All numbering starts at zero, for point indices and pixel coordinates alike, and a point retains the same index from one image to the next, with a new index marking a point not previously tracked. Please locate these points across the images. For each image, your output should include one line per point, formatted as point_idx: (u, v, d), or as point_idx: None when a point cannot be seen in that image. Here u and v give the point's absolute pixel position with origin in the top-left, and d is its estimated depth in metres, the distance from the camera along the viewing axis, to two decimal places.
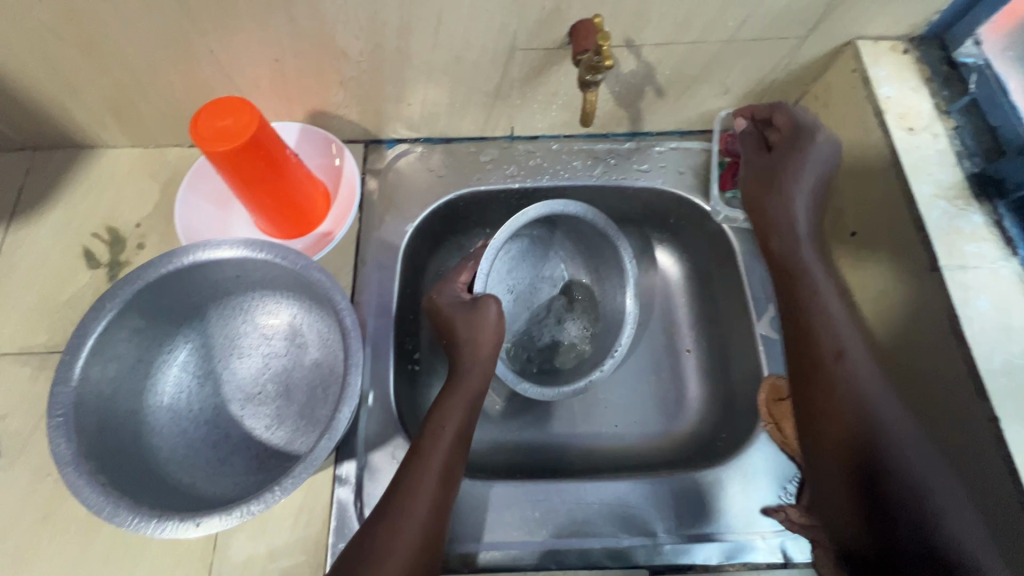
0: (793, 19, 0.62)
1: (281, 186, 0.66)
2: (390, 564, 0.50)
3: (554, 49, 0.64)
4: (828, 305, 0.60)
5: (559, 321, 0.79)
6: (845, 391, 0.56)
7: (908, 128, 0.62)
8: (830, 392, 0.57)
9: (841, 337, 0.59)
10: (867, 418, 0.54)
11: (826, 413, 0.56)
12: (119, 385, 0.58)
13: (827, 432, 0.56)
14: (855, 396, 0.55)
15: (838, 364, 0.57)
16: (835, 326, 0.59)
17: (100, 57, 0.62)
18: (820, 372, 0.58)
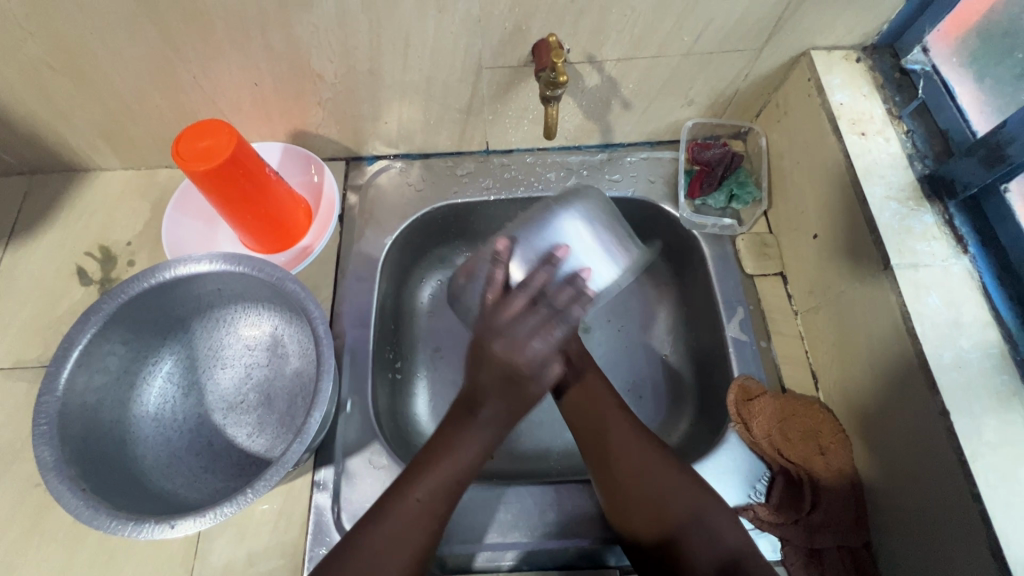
0: (746, 32, 0.65)
1: (261, 203, 0.69)
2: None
3: (519, 67, 0.67)
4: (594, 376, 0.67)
5: None
6: (627, 443, 0.61)
7: (861, 133, 0.64)
8: (614, 440, 0.61)
9: (603, 395, 0.65)
10: (653, 473, 0.59)
11: (599, 458, 0.61)
12: (104, 395, 0.61)
13: (614, 473, 0.60)
14: (639, 455, 0.60)
15: (613, 418, 0.63)
16: (600, 397, 0.65)
17: (91, 85, 0.66)
18: (603, 434, 0.62)
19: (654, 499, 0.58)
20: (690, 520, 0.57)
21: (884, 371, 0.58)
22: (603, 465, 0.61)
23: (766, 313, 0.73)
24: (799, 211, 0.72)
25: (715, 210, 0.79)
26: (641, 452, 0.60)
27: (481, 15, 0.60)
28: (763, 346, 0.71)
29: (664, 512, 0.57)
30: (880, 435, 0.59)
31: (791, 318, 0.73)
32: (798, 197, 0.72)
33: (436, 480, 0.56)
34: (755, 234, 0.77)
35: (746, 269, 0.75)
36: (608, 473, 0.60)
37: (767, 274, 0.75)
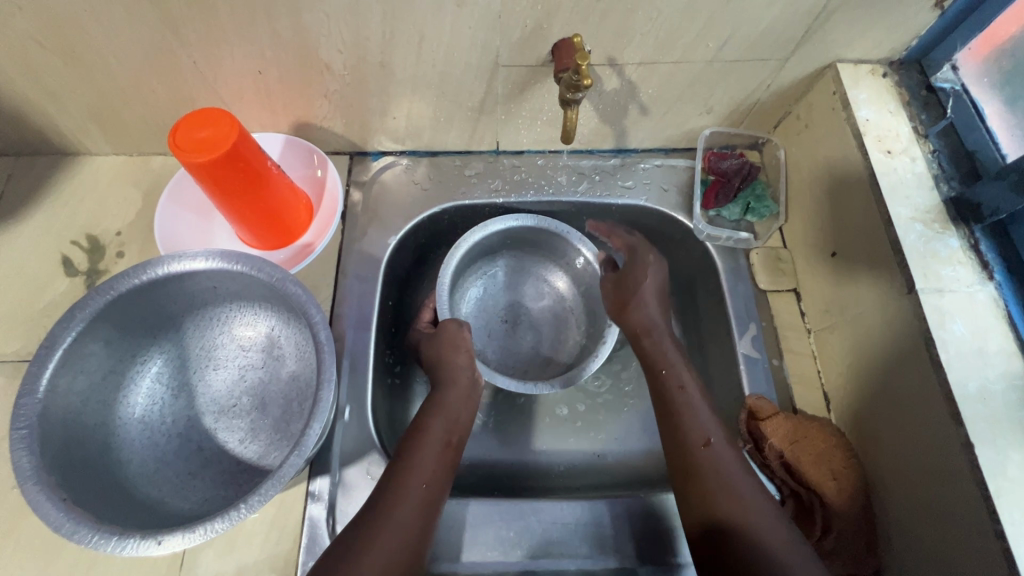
0: (774, 41, 0.63)
1: (260, 198, 0.66)
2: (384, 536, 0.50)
3: (537, 67, 0.65)
4: (692, 405, 0.62)
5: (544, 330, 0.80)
6: (725, 483, 0.56)
7: (887, 151, 0.62)
8: (707, 476, 0.57)
9: (705, 426, 0.61)
10: (750, 517, 0.54)
11: (694, 497, 0.57)
12: (88, 396, 0.57)
13: (709, 514, 0.55)
14: (738, 496, 0.55)
15: (707, 454, 0.58)
16: (697, 428, 0.60)
17: (82, 66, 0.62)
18: (695, 469, 0.58)
19: (754, 548, 0.51)
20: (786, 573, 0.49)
21: (903, 398, 0.57)
22: (700, 505, 0.56)
23: (778, 329, 0.71)
24: (816, 227, 0.71)
25: (729, 222, 0.77)
26: (739, 493, 0.55)
27: (502, 11, 0.57)
28: (774, 364, 0.69)
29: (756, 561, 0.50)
30: (896, 463, 0.57)
31: (804, 336, 0.71)
32: (816, 213, 0.71)
33: (423, 458, 0.57)
34: (769, 248, 0.76)
35: (760, 284, 0.73)
36: (705, 514, 0.55)
37: (781, 290, 0.73)
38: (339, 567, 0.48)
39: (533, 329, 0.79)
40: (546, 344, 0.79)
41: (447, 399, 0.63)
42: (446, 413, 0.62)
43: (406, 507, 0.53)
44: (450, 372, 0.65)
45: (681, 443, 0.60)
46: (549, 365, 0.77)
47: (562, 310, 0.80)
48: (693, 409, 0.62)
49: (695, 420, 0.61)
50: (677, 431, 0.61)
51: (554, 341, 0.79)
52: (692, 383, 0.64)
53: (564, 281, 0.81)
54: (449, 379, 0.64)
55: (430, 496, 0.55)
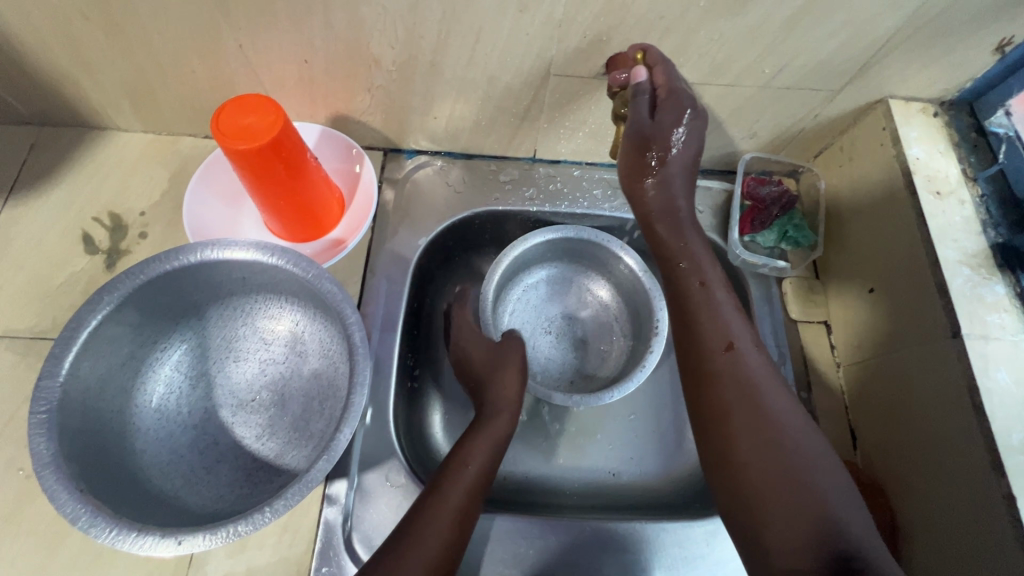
0: (830, 71, 0.62)
1: (296, 189, 0.64)
2: (413, 556, 0.49)
3: (589, 78, 0.64)
4: (718, 309, 0.59)
5: (587, 343, 0.81)
6: (749, 393, 0.53)
7: (936, 193, 0.61)
8: (729, 387, 0.54)
9: (730, 329, 0.57)
10: (775, 429, 0.51)
11: (714, 407, 0.54)
12: (108, 382, 0.55)
13: (727, 428, 0.53)
14: (763, 407, 0.52)
15: (730, 358, 0.56)
16: (721, 333, 0.57)
17: (123, 40, 0.60)
18: (715, 374, 0.55)
19: (775, 461, 0.49)
20: (809, 495, 0.47)
21: (939, 444, 0.56)
22: (718, 419, 0.54)
23: (808, 361, 0.71)
24: (854, 262, 0.70)
25: (762, 248, 0.76)
26: (765, 406, 0.52)
27: (563, 21, 0.56)
28: (802, 397, 0.69)
29: (775, 479, 0.48)
30: (927, 509, 0.57)
31: (833, 369, 0.70)
32: (854, 247, 0.70)
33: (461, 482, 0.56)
34: (803, 278, 0.75)
35: (791, 314, 0.73)
36: (723, 427, 0.53)
37: (812, 322, 0.73)
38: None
39: (575, 340, 0.81)
40: (586, 358, 0.80)
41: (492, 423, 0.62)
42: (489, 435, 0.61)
43: (436, 524, 0.52)
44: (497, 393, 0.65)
45: (699, 347, 0.58)
46: (587, 379, 0.79)
47: (608, 321, 0.82)
48: (720, 315, 0.58)
49: (721, 325, 0.58)
50: (694, 337, 0.58)
51: (595, 355, 0.80)
52: (713, 278, 0.61)
53: (607, 292, 0.83)
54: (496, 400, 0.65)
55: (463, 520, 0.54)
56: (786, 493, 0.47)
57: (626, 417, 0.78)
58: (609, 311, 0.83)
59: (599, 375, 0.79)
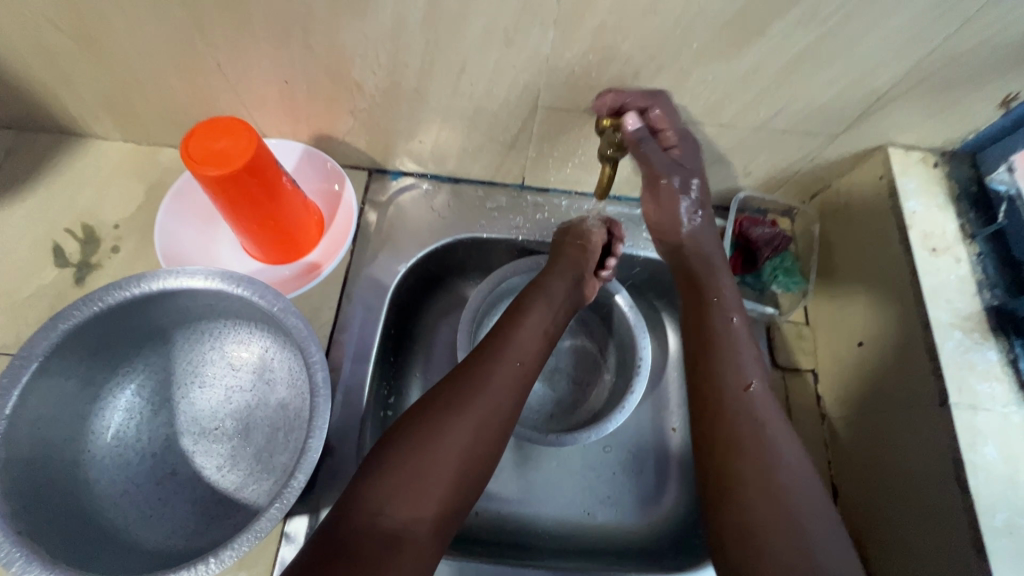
0: (829, 117, 0.60)
1: (271, 213, 0.62)
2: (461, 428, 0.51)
3: (578, 113, 0.62)
4: (736, 349, 0.58)
5: (569, 378, 0.79)
6: (760, 436, 0.52)
7: (932, 250, 0.59)
8: (738, 426, 0.53)
9: (743, 371, 0.56)
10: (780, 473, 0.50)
11: (721, 442, 0.53)
12: (59, 411, 0.53)
13: (732, 466, 0.51)
14: (773, 452, 0.51)
15: (747, 399, 0.55)
16: (736, 378, 0.56)
17: (98, 53, 0.58)
18: (728, 414, 0.54)
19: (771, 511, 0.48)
20: (801, 545, 0.46)
21: (917, 512, 0.54)
22: (725, 454, 0.52)
23: (792, 412, 0.68)
24: (845, 313, 0.68)
25: (752, 290, 0.74)
26: (780, 452, 0.51)
27: (551, 56, 0.54)
28: None
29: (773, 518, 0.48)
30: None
31: (818, 422, 0.68)
32: (848, 298, 0.68)
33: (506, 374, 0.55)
34: (792, 324, 0.73)
35: (778, 360, 0.71)
36: (729, 469, 0.51)
37: (799, 370, 0.70)
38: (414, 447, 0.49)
39: (557, 374, 0.79)
40: (569, 393, 0.78)
41: (512, 351, 0.57)
42: (497, 388, 0.54)
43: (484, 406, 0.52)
44: (506, 343, 0.58)
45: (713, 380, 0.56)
46: (566, 414, 0.77)
47: (592, 356, 0.80)
48: (734, 356, 0.58)
49: (734, 366, 0.57)
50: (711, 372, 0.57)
51: (577, 390, 0.78)
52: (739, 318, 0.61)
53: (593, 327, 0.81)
54: (500, 349, 0.57)
55: (460, 473, 0.50)
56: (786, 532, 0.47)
57: (599, 449, 0.76)
58: (598, 346, 0.81)
59: (580, 413, 0.77)
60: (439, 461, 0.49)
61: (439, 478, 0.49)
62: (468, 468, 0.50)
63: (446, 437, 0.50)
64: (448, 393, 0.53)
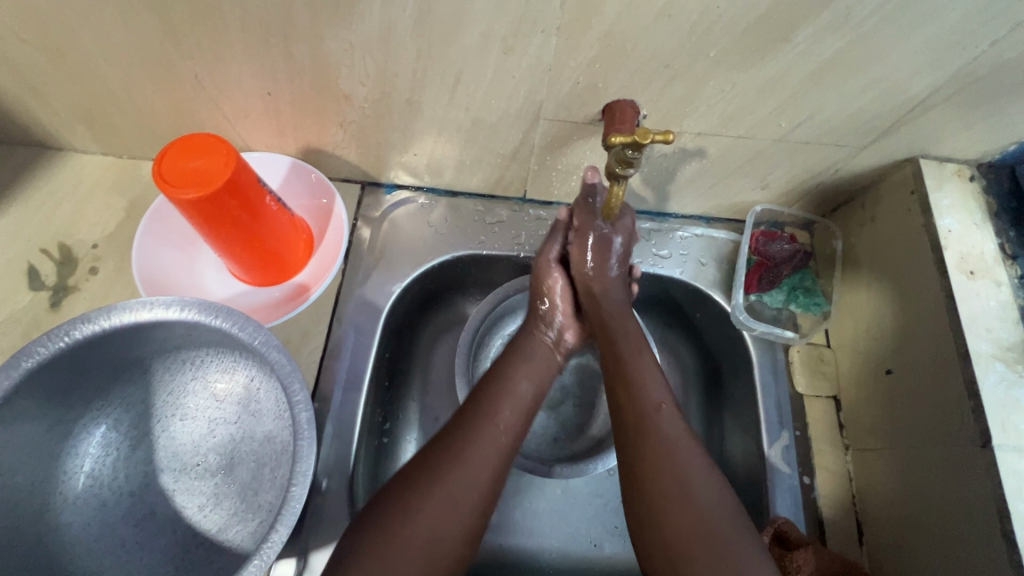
0: (856, 128, 0.55)
1: (254, 235, 0.58)
2: (436, 504, 0.48)
3: (583, 124, 0.57)
4: (674, 439, 0.51)
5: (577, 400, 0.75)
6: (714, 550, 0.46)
7: (969, 273, 0.55)
8: (686, 529, 0.47)
9: (692, 466, 0.50)
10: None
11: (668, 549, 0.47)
12: (24, 453, 0.50)
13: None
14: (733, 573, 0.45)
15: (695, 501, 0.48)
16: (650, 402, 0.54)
17: (67, 64, 0.54)
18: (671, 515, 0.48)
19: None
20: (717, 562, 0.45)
21: (952, 560, 0.51)
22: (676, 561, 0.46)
23: (813, 442, 0.64)
24: (871, 336, 0.63)
25: (769, 309, 0.70)
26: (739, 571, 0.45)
27: (554, 64, 0.49)
28: (805, 484, 0.62)
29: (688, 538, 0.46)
30: None
31: (841, 452, 0.64)
32: (874, 320, 0.63)
33: (489, 442, 0.52)
34: (812, 346, 0.68)
35: (797, 386, 0.66)
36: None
37: (821, 396, 0.66)
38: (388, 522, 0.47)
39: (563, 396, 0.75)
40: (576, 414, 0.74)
41: (496, 416, 0.54)
42: (479, 456, 0.51)
43: (465, 480, 0.49)
44: (491, 404, 0.55)
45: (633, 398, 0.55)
46: (573, 438, 0.73)
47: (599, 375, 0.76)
48: (678, 449, 0.51)
49: (681, 458, 0.50)
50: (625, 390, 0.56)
51: (585, 411, 0.74)
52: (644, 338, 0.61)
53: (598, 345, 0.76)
54: (483, 418, 0.53)
55: (440, 540, 0.47)
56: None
57: (606, 476, 0.72)
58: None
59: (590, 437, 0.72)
60: (417, 527, 0.46)
61: (418, 545, 0.46)
62: (442, 548, 0.47)
63: (422, 516, 0.47)
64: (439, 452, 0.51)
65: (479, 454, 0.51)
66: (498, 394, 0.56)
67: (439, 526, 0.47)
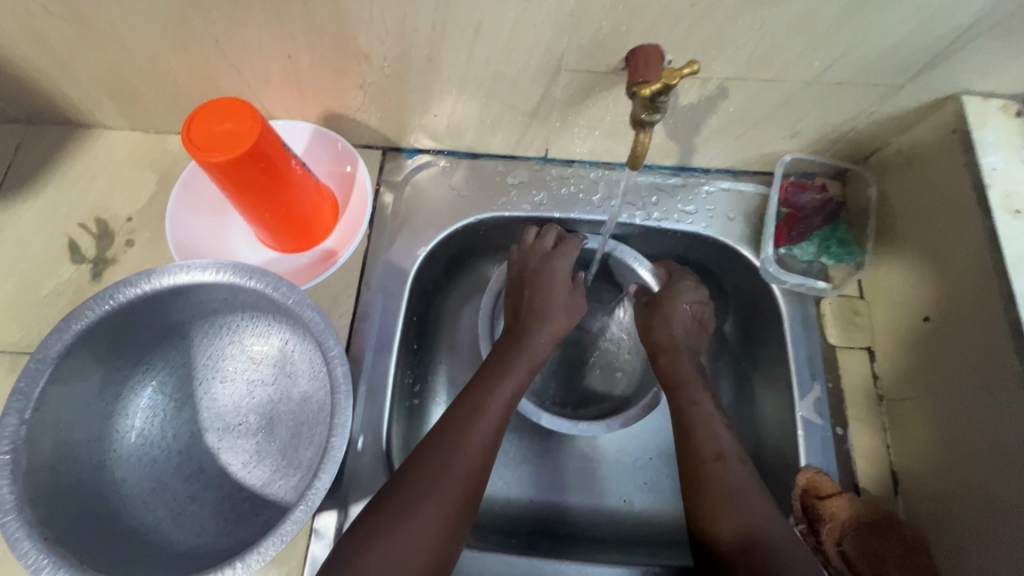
0: (893, 65, 0.53)
1: (283, 199, 0.59)
2: (435, 500, 0.49)
3: (606, 74, 0.56)
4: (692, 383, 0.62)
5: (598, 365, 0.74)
6: (744, 498, 0.53)
7: (1015, 212, 0.53)
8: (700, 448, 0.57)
9: (720, 441, 0.57)
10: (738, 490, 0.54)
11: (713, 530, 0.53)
12: (80, 411, 0.53)
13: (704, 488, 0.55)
14: (755, 515, 0.52)
15: (706, 425, 0.58)
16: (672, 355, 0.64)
17: (93, 36, 0.55)
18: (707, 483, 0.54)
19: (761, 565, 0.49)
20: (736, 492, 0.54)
21: (991, 505, 0.50)
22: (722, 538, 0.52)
23: (846, 394, 0.63)
24: (908, 285, 0.62)
25: (799, 262, 0.68)
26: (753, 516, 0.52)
27: (575, 9, 0.48)
28: (838, 434, 0.61)
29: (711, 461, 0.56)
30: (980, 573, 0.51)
31: (875, 404, 0.63)
32: (912, 269, 0.61)
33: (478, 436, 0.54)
34: (845, 299, 0.67)
35: (830, 338, 0.65)
36: (710, 508, 0.53)
37: (853, 348, 0.65)
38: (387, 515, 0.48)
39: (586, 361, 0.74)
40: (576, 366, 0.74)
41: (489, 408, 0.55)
42: (472, 450, 0.53)
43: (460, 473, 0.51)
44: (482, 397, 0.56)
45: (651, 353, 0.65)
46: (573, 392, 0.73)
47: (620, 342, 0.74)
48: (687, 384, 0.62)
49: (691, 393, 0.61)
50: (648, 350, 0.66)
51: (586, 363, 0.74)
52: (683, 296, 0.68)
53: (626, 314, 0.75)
54: (474, 414, 0.55)
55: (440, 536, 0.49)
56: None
57: (636, 434, 0.72)
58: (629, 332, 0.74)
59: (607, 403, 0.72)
60: (418, 524, 0.48)
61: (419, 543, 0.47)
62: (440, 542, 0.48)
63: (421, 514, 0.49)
64: (418, 472, 0.51)
65: (470, 449, 0.53)
66: (473, 414, 0.55)
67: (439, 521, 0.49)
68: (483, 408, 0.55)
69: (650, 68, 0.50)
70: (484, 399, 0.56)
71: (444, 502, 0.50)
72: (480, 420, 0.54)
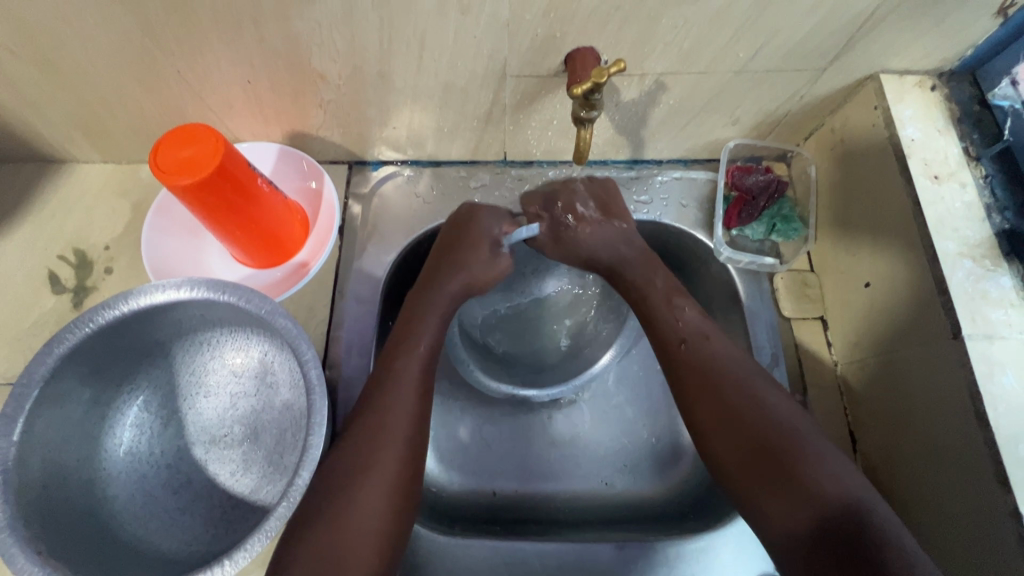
0: (813, 50, 0.57)
1: (253, 217, 0.62)
2: (372, 483, 0.53)
3: (549, 77, 0.59)
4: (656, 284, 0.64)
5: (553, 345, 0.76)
6: (736, 389, 0.55)
7: (934, 177, 0.57)
8: (694, 374, 0.57)
9: (691, 330, 0.60)
10: (754, 403, 0.54)
11: (710, 413, 0.55)
12: (68, 433, 0.55)
13: (701, 411, 0.56)
14: (746, 399, 0.54)
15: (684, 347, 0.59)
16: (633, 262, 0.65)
17: (59, 75, 0.58)
18: (692, 379, 0.57)
19: (772, 453, 0.51)
20: (751, 411, 0.54)
21: (933, 450, 0.54)
22: (719, 424, 0.54)
23: (803, 362, 0.67)
24: (850, 255, 0.66)
25: (752, 242, 0.72)
26: (749, 409, 0.54)
27: (511, 20, 0.52)
28: (797, 401, 0.65)
29: (706, 379, 0.56)
30: (930, 519, 0.54)
31: (830, 369, 0.66)
32: (852, 240, 0.65)
33: (400, 414, 0.56)
34: (796, 273, 0.71)
35: (784, 311, 0.69)
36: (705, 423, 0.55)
37: (806, 318, 0.69)
38: (331, 498, 0.51)
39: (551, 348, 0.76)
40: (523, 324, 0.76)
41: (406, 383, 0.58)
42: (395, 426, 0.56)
43: (391, 450, 0.54)
44: (397, 375, 0.58)
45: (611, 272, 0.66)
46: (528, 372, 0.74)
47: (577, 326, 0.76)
48: (654, 291, 0.63)
49: (657, 302, 0.63)
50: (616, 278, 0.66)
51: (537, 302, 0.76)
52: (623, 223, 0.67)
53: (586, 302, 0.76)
54: (392, 395, 0.57)
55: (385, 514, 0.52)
56: (780, 480, 0.50)
57: (612, 417, 0.75)
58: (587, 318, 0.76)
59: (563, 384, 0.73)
60: (361, 504, 0.51)
61: (363, 522, 0.51)
62: (387, 518, 0.52)
63: (361, 497, 0.52)
64: (349, 457, 0.54)
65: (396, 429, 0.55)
66: (393, 397, 0.57)
67: (379, 498, 0.52)
68: (399, 381, 0.58)
69: (586, 73, 0.54)
70: (398, 376, 0.58)
71: (381, 484, 0.53)
72: (399, 397, 0.57)
